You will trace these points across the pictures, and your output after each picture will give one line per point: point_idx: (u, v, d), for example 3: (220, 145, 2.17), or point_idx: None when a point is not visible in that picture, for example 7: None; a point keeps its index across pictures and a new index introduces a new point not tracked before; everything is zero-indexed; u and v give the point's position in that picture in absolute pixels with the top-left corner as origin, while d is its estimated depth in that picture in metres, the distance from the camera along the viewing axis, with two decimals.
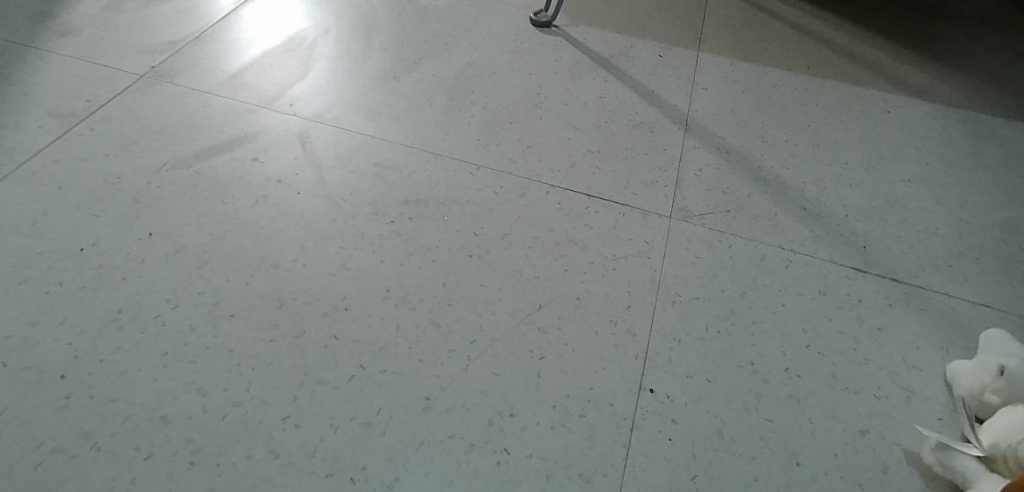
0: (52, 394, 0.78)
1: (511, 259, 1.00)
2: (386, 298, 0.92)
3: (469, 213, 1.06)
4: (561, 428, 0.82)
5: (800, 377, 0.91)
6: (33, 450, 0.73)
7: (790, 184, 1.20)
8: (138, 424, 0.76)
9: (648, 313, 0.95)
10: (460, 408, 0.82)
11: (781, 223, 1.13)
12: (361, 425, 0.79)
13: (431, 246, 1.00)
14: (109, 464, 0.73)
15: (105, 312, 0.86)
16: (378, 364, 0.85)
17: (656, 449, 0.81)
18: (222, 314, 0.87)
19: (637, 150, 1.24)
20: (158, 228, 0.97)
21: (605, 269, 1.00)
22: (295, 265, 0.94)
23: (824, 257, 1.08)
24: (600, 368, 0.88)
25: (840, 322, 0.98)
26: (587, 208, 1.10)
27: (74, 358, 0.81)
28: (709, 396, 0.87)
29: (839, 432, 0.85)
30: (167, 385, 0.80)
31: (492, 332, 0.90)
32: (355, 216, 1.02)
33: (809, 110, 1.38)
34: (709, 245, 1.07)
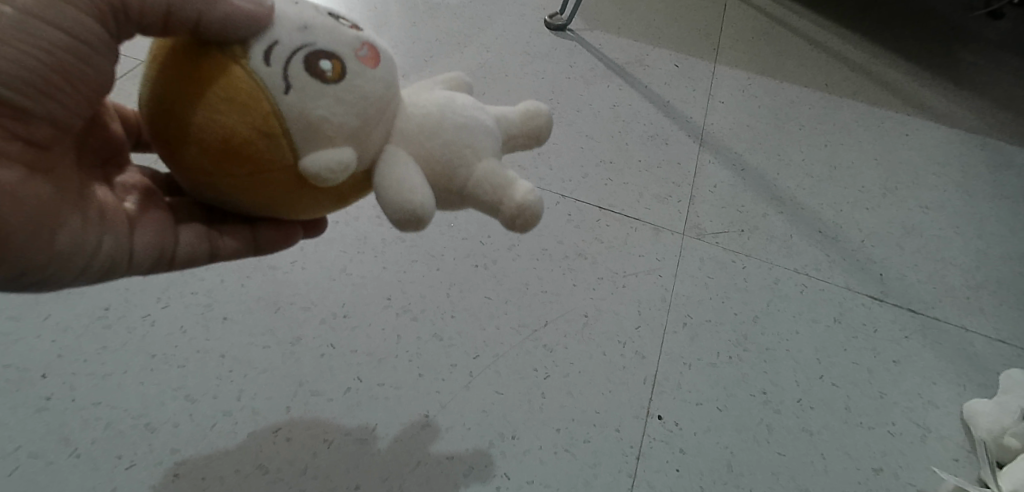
0: (32, 395, 0.74)
1: (518, 271, 0.96)
2: (387, 306, 0.88)
3: (477, 219, 1.02)
4: (564, 453, 0.79)
5: (814, 409, 0.87)
6: (9, 453, 0.70)
7: (806, 205, 1.17)
8: (122, 431, 0.73)
9: (657, 334, 0.92)
10: (460, 428, 0.79)
11: (797, 246, 1.09)
12: (355, 441, 0.76)
13: (436, 253, 0.96)
14: (88, 473, 0.70)
15: (92, 308, 0.82)
16: (375, 376, 0.81)
17: (662, 480, 0.78)
18: (215, 316, 0.84)
19: (651, 163, 1.21)
20: None
21: (615, 286, 0.97)
22: (294, 268, 0.90)
23: (840, 283, 1.04)
24: (607, 391, 0.85)
25: (856, 353, 0.95)
26: (598, 221, 1.07)
27: (58, 356, 0.77)
28: (719, 425, 0.83)
29: (852, 470, 0.82)
30: (154, 391, 0.76)
31: (495, 347, 0.87)
32: (358, 219, 0.98)
33: (827, 130, 1.34)
34: (722, 265, 1.03)
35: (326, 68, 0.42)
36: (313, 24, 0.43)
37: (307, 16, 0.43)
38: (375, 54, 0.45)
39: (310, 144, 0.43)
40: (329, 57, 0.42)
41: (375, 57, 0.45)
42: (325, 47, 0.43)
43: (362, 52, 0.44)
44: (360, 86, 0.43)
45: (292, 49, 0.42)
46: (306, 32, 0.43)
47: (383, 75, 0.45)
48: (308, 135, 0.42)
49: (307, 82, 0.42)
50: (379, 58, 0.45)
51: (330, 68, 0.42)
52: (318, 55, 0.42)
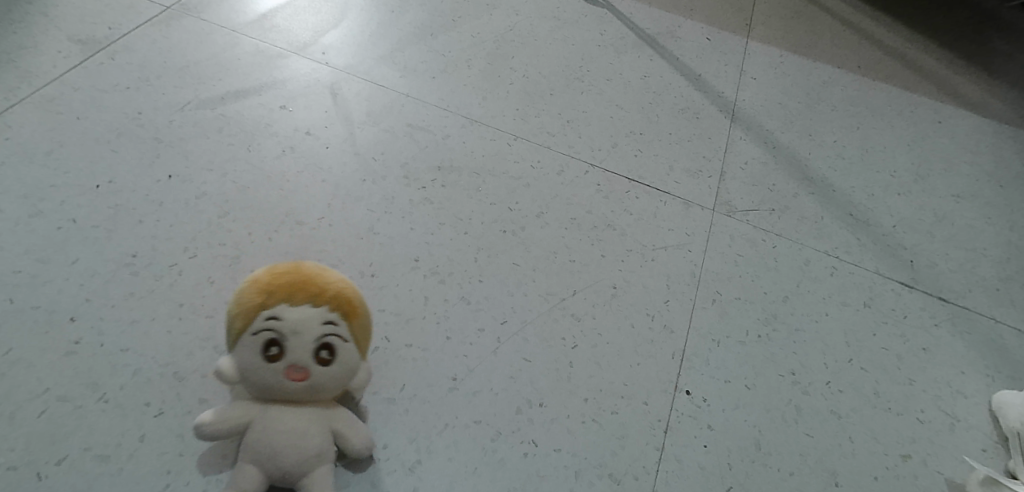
0: (60, 338, 0.73)
1: (545, 239, 0.97)
2: (414, 268, 0.89)
3: (503, 186, 1.04)
4: (592, 424, 0.77)
5: (842, 392, 0.85)
6: (37, 396, 0.69)
7: (837, 187, 1.16)
8: (150, 379, 0.71)
9: (686, 309, 0.91)
10: (487, 392, 0.78)
11: (827, 228, 1.08)
12: (383, 401, 0.75)
13: (463, 217, 0.98)
14: (115, 418, 0.68)
15: (121, 256, 0.81)
16: (403, 338, 0.81)
17: (691, 455, 0.76)
18: (243, 269, 0.83)
19: (681, 136, 1.19)
20: (179, 171, 0.93)
21: (643, 259, 0.97)
22: (321, 225, 0.92)
23: (870, 268, 1.03)
24: (635, 364, 0.84)
25: (885, 338, 0.93)
26: (627, 193, 1.07)
27: (85, 300, 0.76)
28: (748, 404, 0.82)
29: (879, 455, 0.80)
30: (182, 339, 0.75)
31: (523, 314, 0.87)
32: (385, 178, 1.00)
33: (859, 112, 1.32)
34: (753, 244, 1.03)
35: (347, 331, 0.59)
36: (303, 333, 0.57)
37: (303, 328, 0.57)
38: (296, 337, 0.57)
39: (302, 421, 0.61)
40: (279, 350, 0.57)
41: (282, 332, 0.57)
42: (285, 346, 0.57)
43: (327, 337, 0.58)
44: (347, 355, 0.59)
45: (262, 318, 0.57)
46: (287, 337, 0.57)
47: (320, 334, 0.57)
48: (255, 386, 0.59)
49: (356, 323, 0.60)
50: (278, 319, 0.57)
51: (325, 360, 0.58)
52: (321, 348, 0.58)
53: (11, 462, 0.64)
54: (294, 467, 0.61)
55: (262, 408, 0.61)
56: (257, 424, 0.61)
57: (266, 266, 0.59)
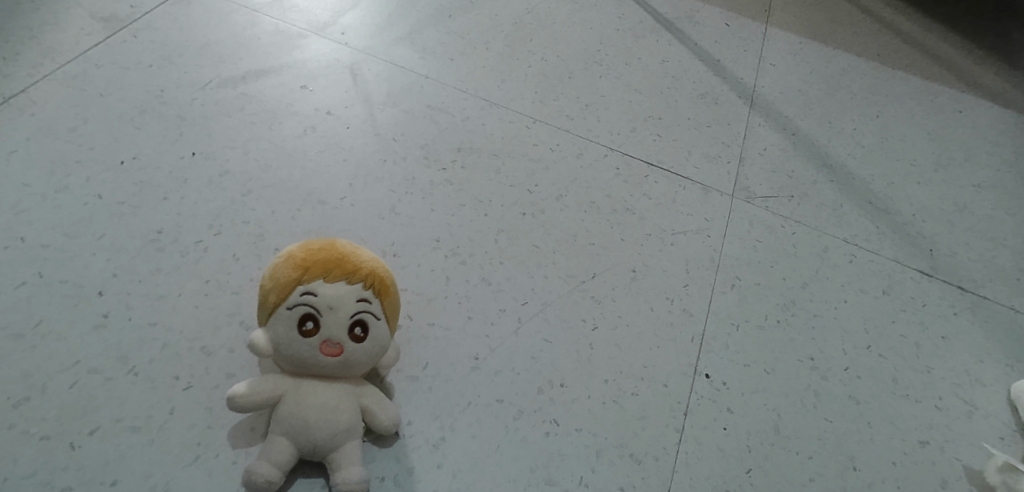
0: (90, 311, 0.74)
1: (565, 222, 0.98)
2: (435, 249, 0.90)
3: (522, 169, 1.04)
4: (613, 404, 0.78)
5: (861, 378, 0.86)
6: (69, 367, 0.70)
7: (856, 174, 1.15)
8: (178, 353, 0.72)
9: (705, 293, 0.91)
10: (509, 372, 0.78)
11: (846, 216, 1.08)
12: (407, 378, 0.75)
13: (483, 199, 0.98)
14: (145, 391, 0.69)
15: (147, 231, 0.82)
16: (425, 317, 0.82)
17: (711, 437, 0.77)
18: (267, 246, 0.84)
19: (700, 121, 1.19)
20: (202, 149, 0.93)
21: (662, 243, 0.97)
22: (343, 204, 0.92)
23: (889, 256, 1.03)
24: (655, 346, 0.84)
25: (903, 326, 0.94)
26: (646, 177, 1.07)
27: (113, 275, 0.77)
28: (767, 387, 0.82)
29: (898, 441, 0.81)
30: (209, 315, 0.76)
31: (544, 295, 0.87)
32: (405, 159, 1.00)
33: (879, 101, 1.31)
34: (771, 230, 1.03)
35: (379, 309, 0.62)
36: (338, 309, 0.59)
37: (338, 304, 0.59)
38: (332, 313, 0.59)
39: (335, 395, 0.63)
40: (314, 325, 0.60)
41: (317, 307, 0.60)
42: (320, 321, 0.60)
43: (360, 314, 0.60)
44: (378, 332, 0.62)
45: (298, 294, 0.59)
46: (324, 313, 0.59)
47: (355, 312, 0.60)
48: (288, 359, 0.61)
49: (387, 300, 0.63)
50: (313, 295, 0.59)
51: (358, 336, 0.61)
52: (354, 325, 0.61)
53: (46, 432, 0.65)
54: (323, 441, 0.62)
55: (294, 383, 0.63)
56: (289, 398, 0.62)
57: (303, 243, 0.62)
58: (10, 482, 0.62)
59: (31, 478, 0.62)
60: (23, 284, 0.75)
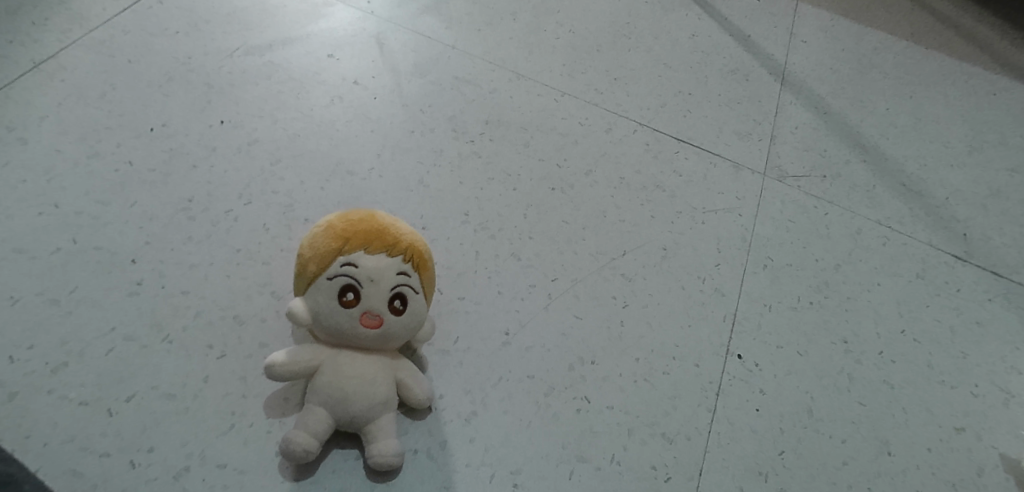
0: (123, 279, 0.74)
1: (595, 198, 0.95)
2: (464, 223, 0.88)
3: (551, 142, 1.02)
4: (644, 383, 0.77)
5: (894, 362, 0.85)
6: (103, 334, 0.70)
7: (890, 155, 1.12)
8: (211, 322, 0.72)
9: (737, 273, 0.90)
10: (540, 348, 0.78)
11: (879, 197, 1.05)
12: (438, 352, 0.75)
13: (512, 173, 0.96)
14: (180, 359, 0.69)
15: (177, 199, 0.81)
16: (455, 291, 0.81)
17: (743, 418, 0.76)
18: (296, 217, 0.83)
19: (732, 98, 1.16)
20: (230, 117, 0.92)
21: (694, 221, 0.95)
22: (371, 175, 0.90)
23: (923, 239, 1.01)
24: (686, 326, 0.83)
25: (938, 310, 0.92)
26: (678, 153, 1.04)
27: (145, 242, 0.77)
28: (800, 370, 0.82)
29: (932, 427, 0.80)
30: (241, 285, 0.76)
31: (574, 272, 0.86)
32: (433, 130, 0.98)
33: (913, 81, 1.27)
34: (804, 210, 1.01)
35: (417, 283, 0.64)
36: (379, 281, 0.61)
37: (379, 276, 0.61)
38: (372, 285, 0.61)
39: (372, 367, 0.64)
40: (355, 296, 0.62)
41: (358, 279, 0.62)
42: (361, 293, 0.62)
43: (399, 286, 0.63)
44: (416, 305, 0.64)
45: (339, 265, 0.62)
46: (365, 284, 0.61)
47: (394, 284, 0.62)
48: (328, 329, 0.63)
49: (425, 276, 0.65)
50: (355, 267, 0.62)
51: (397, 309, 0.63)
52: (394, 298, 0.63)
53: (83, 398, 0.66)
54: (360, 413, 0.63)
55: (330, 355, 0.64)
56: (326, 369, 0.63)
57: (341, 214, 0.65)
58: (50, 446, 0.62)
59: (70, 443, 0.63)
60: (56, 250, 0.75)
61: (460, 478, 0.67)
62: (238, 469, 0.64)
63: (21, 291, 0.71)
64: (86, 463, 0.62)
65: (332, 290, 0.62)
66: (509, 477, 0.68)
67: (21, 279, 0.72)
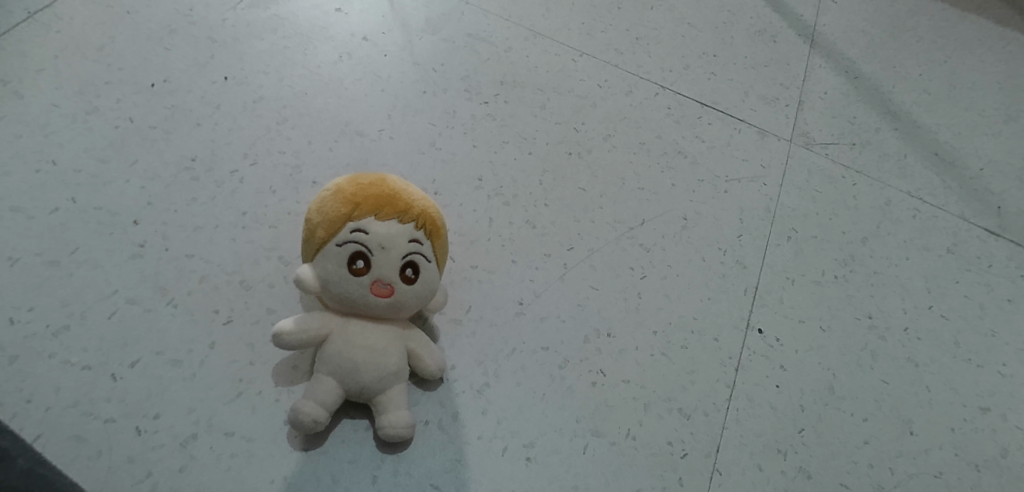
0: (125, 240, 0.72)
1: (613, 164, 0.92)
2: (478, 188, 0.85)
3: (569, 105, 0.97)
4: (661, 357, 0.75)
5: (920, 339, 0.82)
6: (106, 297, 0.68)
7: (922, 123, 1.08)
8: (217, 286, 0.70)
9: (759, 245, 0.87)
10: (555, 319, 0.75)
11: (910, 167, 1.01)
12: (450, 322, 0.73)
13: (528, 136, 0.92)
14: (185, 324, 0.68)
15: (180, 159, 0.79)
16: (468, 259, 0.78)
17: (763, 394, 0.74)
18: (304, 179, 0.80)
19: (758, 61, 1.10)
20: (234, 73, 0.88)
21: (716, 189, 0.91)
22: (381, 137, 0.86)
23: (954, 213, 0.97)
24: (706, 298, 0.81)
25: (967, 287, 0.89)
26: (700, 118, 1.00)
27: (148, 203, 0.74)
28: (823, 346, 0.79)
29: (957, 406, 0.78)
30: (247, 249, 0.73)
31: (591, 241, 0.83)
32: (446, 91, 0.94)
33: (948, 45, 1.21)
34: (831, 179, 0.97)
35: (429, 252, 0.62)
36: (390, 248, 0.59)
37: (391, 244, 0.59)
38: (383, 252, 0.59)
39: (383, 337, 0.62)
40: (365, 264, 0.59)
41: (369, 247, 0.59)
42: (372, 261, 0.59)
43: (411, 255, 0.60)
44: (428, 275, 0.62)
45: (348, 231, 0.59)
46: (375, 252, 0.59)
47: (406, 253, 0.60)
48: (337, 298, 0.60)
49: (437, 244, 0.62)
50: (365, 233, 0.59)
51: (408, 278, 0.60)
52: (405, 267, 0.60)
53: (86, 362, 0.64)
54: (371, 384, 0.61)
55: (340, 324, 0.62)
56: (335, 338, 0.61)
57: (351, 178, 0.62)
58: (53, 411, 0.61)
59: (74, 407, 0.62)
60: (56, 210, 0.72)
61: (472, 451, 0.66)
62: (245, 437, 0.63)
63: (20, 251, 0.69)
64: (91, 429, 0.61)
65: (341, 257, 0.59)
66: (521, 450, 0.67)
67: (21, 239, 0.70)
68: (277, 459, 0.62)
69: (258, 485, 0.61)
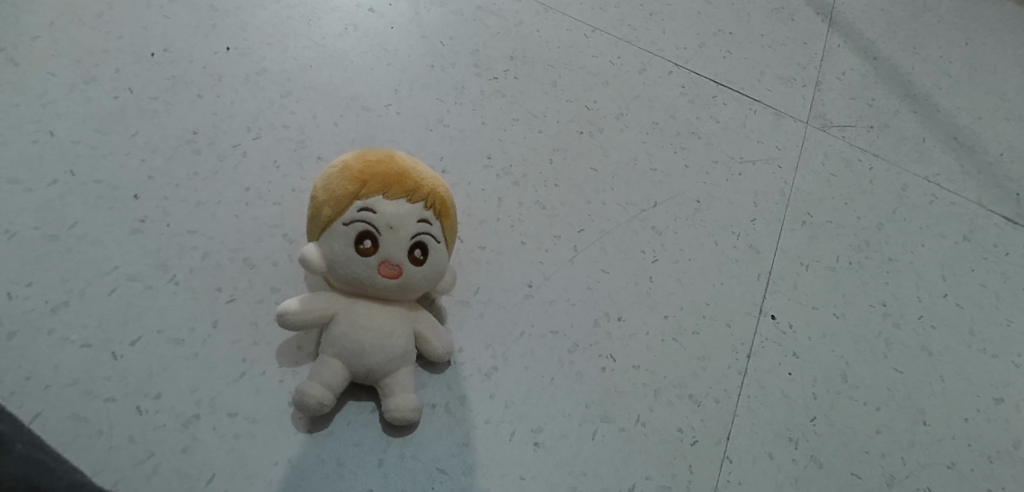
0: (125, 215, 0.70)
1: (625, 144, 0.90)
2: (487, 166, 0.83)
3: (580, 82, 0.94)
4: (672, 343, 0.74)
5: (934, 328, 0.81)
6: (106, 273, 0.66)
7: (941, 107, 1.05)
8: (220, 264, 0.69)
9: (773, 230, 0.85)
10: (564, 302, 0.74)
11: (928, 151, 0.99)
12: (458, 303, 0.71)
13: (538, 114, 0.90)
14: (187, 302, 0.66)
15: (181, 132, 0.76)
16: (476, 239, 0.76)
17: (775, 382, 0.74)
18: (309, 155, 0.78)
19: (775, 39, 1.07)
20: (236, 43, 0.85)
21: (730, 172, 0.89)
22: (388, 112, 0.84)
23: (972, 199, 0.95)
24: (718, 283, 0.79)
25: (983, 275, 0.87)
26: (715, 98, 0.97)
27: (148, 177, 0.72)
28: (835, 334, 0.78)
29: (971, 396, 0.77)
30: (251, 226, 0.71)
31: (602, 223, 0.81)
32: (454, 65, 0.91)
33: (970, 26, 1.17)
34: (848, 163, 0.94)
35: (439, 232, 0.60)
36: (398, 228, 0.57)
37: (399, 223, 0.57)
38: (391, 232, 0.57)
39: (391, 320, 0.60)
40: (372, 243, 0.58)
41: (376, 226, 0.57)
42: (379, 240, 0.57)
43: (420, 235, 0.58)
44: (437, 256, 0.60)
45: (356, 210, 0.57)
46: (383, 232, 0.57)
47: (415, 233, 0.58)
48: (343, 278, 0.59)
49: (447, 224, 0.61)
50: (373, 212, 0.57)
51: (417, 259, 0.59)
52: (414, 247, 0.59)
53: (86, 340, 0.63)
54: (378, 366, 0.60)
55: (346, 305, 0.60)
56: (341, 320, 0.60)
57: (358, 154, 0.60)
58: (53, 389, 0.60)
59: (74, 386, 0.60)
60: (53, 182, 0.70)
61: (480, 434, 0.65)
62: (249, 418, 0.62)
63: (16, 225, 0.67)
64: (91, 408, 0.60)
65: (348, 236, 0.57)
66: (530, 435, 0.66)
67: (17, 212, 0.67)
68: (281, 440, 0.61)
69: (262, 466, 0.60)
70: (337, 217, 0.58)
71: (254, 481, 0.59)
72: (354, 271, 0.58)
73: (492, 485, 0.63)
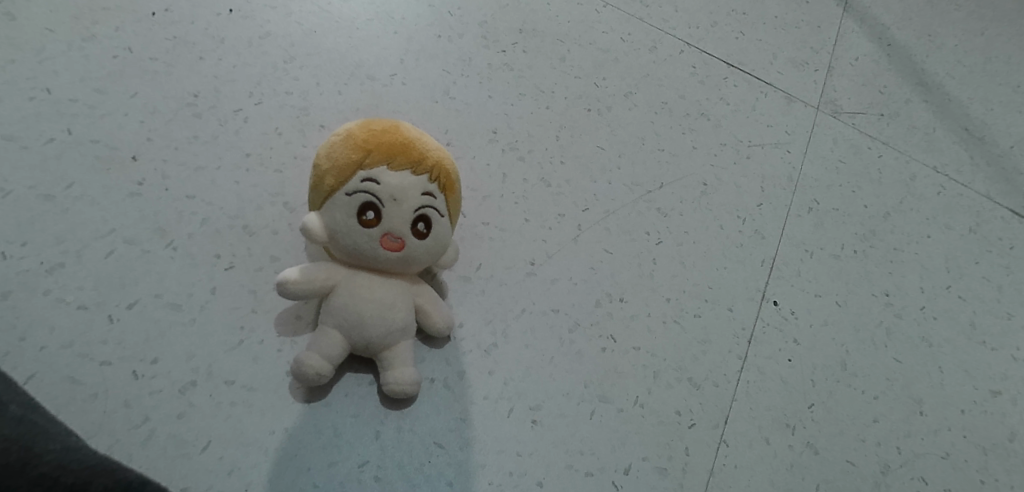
0: (124, 177, 0.68)
1: (634, 123, 0.88)
2: (492, 141, 0.81)
3: (590, 58, 0.93)
4: (674, 325, 0.74)
5: (936, 319, 0.81)
6: (103, 236, 0.65)
7: (954, 96, 1.03)
8: (220, 230, 0.68)
9: (779, 215, 0.84)
10: (567, 281, 0.73)
11: (938, 141, 0.98)
12: (459, 278, 0.70)
13: (545, 89, 0.88)
14: (186, 267, 0.65)
15: (182, 94, 0.74)
16: (479, 215, 0.75)
17: (774, 368, 0.73)
18: (311, 123, 0.77)
19: (789, 21, 1.05)
20: (239, 5, 0.83)
21: (738, 155, 0.88)
22: (393, 82, 0.82)
23: (980, 191, 0.94)
24: (721, 267, 0.78)
25: (987, 268, 0.87)
26: (725, 80, 0.95)
27: (147, 139, 0.71)
28: (837, 322, 0.78)
29: (969, 388, 0.77)
30: (251, 193, 0.70)
31: (606, 203, 0.80)
32: (461, 36, 0.89)
33: (986, 16, 1.15)
34: (857, 150, 0.93)
35: (442, 206, 0.59)
36: (402, 201, 0.56)
37: (402, 195, 0.56)
38: (394, 204, 0.56)
39: (392, 293, 0.60)
40: (375, 215, 0.57)
41: (379, 197, 0.56)
42: (382, 212, 0.56)
43: (423, 208, 0.57)
44: (440, 230, 0.59)
45: (359, 180, 0.56)
46: (386, 203, 0.56)
47: (418, 206, 0.57)
48: (345, 249, 0.58)
49: (451, 198, 0.60)
50: (376, 183, 0.56)
51: (420, 233, 0.58)
52: (417, 220, 0.58)
53: (81, 302, 0.62)
54: (378, 339, 0.59)
55: (347, 277, 0.60)
56: (342, 291, 0.59)
57: (362, 123, 0.59)
58: (48, 351, 0.59)
59: (70, 348, 0.60)
60: (49, 140, 0.68)
61: (477, 410, 0.65)
62: (246, 386, 0.61)
63: (12, 183, 0.65)
64: (86, 371, 0.59)
65: (349, 207, 0.56)
66: (528, 413, 0.66)
67: (12, 170, 0.66)
68: (278, 409, 0.61)
69: (258, 435, 0.60)
70: (339, 187, 0.57)
71: (250, 449, 0.59)
72: (355, 242, 0.57)
73: (488, 460, 0.63)
